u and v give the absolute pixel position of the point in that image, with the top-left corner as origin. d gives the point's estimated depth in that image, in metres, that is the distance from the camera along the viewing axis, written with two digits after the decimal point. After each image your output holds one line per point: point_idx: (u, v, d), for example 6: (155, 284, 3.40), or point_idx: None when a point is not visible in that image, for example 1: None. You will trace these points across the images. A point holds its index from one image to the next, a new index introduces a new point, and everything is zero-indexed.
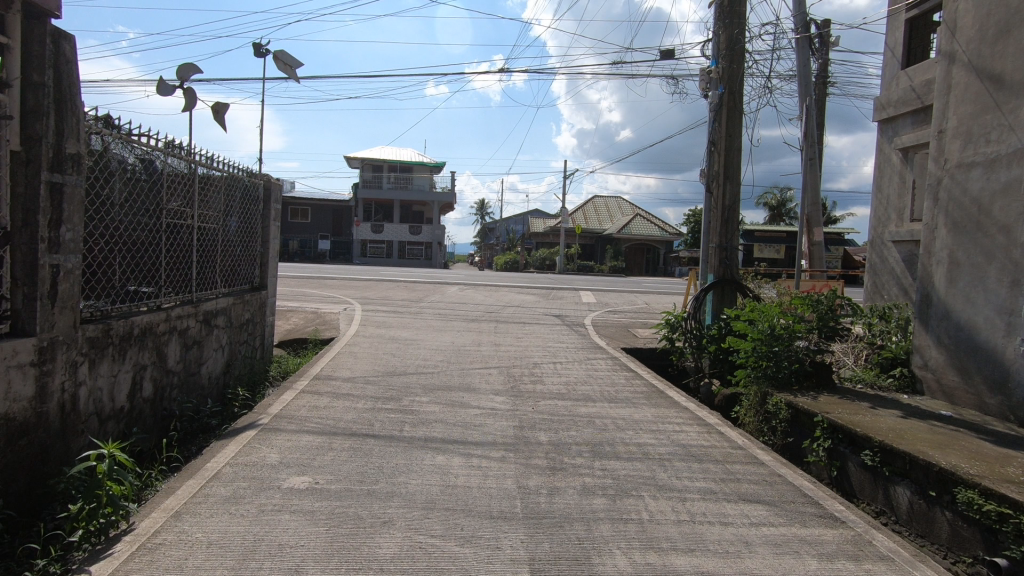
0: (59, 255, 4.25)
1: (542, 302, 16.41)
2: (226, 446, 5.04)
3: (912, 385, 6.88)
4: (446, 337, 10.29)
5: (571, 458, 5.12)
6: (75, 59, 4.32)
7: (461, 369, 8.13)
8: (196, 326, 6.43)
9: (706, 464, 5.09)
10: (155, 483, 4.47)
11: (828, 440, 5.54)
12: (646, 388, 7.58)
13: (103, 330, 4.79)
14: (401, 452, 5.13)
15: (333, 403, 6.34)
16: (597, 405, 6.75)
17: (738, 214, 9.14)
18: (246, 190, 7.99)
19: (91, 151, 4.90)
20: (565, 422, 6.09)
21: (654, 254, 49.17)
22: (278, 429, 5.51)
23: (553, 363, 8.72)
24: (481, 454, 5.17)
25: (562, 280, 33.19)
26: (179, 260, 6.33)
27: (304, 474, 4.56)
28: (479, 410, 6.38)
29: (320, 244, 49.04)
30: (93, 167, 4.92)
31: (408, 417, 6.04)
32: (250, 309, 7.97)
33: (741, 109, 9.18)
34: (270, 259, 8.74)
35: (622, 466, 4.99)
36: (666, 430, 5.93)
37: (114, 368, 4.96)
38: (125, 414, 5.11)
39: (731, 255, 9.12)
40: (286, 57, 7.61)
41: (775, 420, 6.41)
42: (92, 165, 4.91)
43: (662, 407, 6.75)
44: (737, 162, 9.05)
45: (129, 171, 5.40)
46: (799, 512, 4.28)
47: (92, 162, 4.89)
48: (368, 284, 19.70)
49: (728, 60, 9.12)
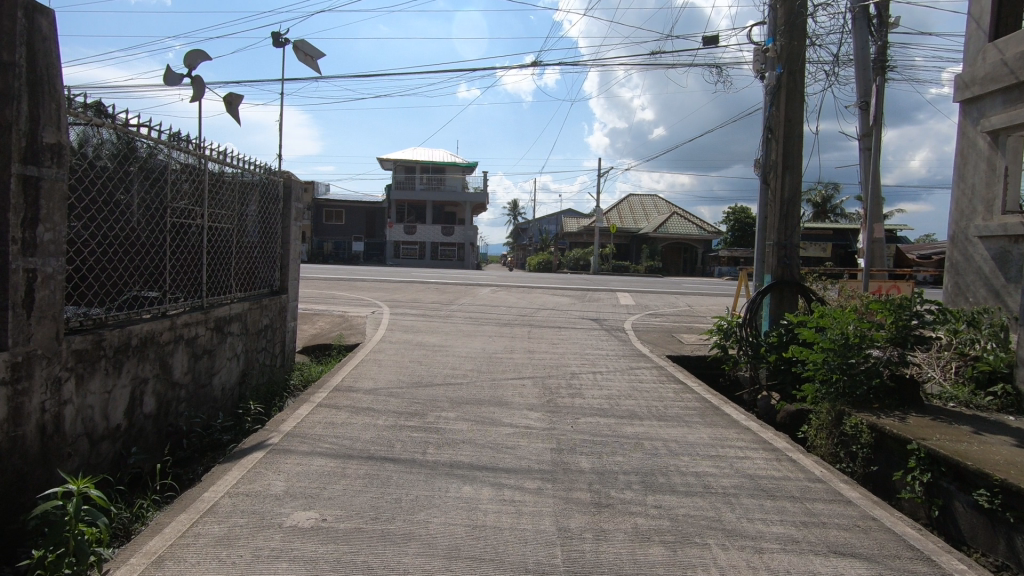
0: (36, 258, 3.76)
1: (578, 304, 15.61)
2: (228, 471, 4.50)
3: (1017, 405, 5.89)
4: (476, 343, 9.65)
5: (620, 492, 4.39)
6: (54, 36, 3.79)
7: (493, 379, 7.46)
8: (206, 334, 5.94)
9: (780, 502, 4.28)
10: (147, 515, 3.98)
11: (927, 473, 4.66)
12: (699, 403, 6.75)
13: (94, 342, 4.29)
14: (424, 481, 4.48)
15: (352, 419, 5.77)
16: (645, 424, 5.97)
17: (799, 208, 8.21)
18: (263, 187, 7.51)
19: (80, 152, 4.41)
20: (610, 445, 5.34)
21: (692, 254, 47.74)
22: (288, 450, 4.94)
23: (592, 373, 7.97)
24: (514, 484, 4.49)
25: (600, 279, 32.31)
26: (187, 262, 5.85)
27: (311, 509, 3.96)
28: (513, 429, 5.71)
29: (354, 245, 49.35)
30: (114, 168, 4.73)
31: (432, 436, 5.41)
32: (269, 314, 7.49)
33: (802, 91, 8.24)
34: (291, 260, 8.24)
35: (680, 503, 4.22)
36: (728, 457, 5.12)
37: (108, 383, 4.46)
38: (122, 433, 4.64)
39: (791, 253, 8.17)
40: (303, 46, 8.07)
41: (854, 445, 5.50)
42: (75, 164, 4.37)
43: (719, 427, 5.93)
44: (798, 150, 8.18)
45: (133, 167, 4.94)
46: (908, 572, 3.45)
47: (78, 161, 4.39)
48: (399, 286, 19.28)
49: (788, 36, 8.21)
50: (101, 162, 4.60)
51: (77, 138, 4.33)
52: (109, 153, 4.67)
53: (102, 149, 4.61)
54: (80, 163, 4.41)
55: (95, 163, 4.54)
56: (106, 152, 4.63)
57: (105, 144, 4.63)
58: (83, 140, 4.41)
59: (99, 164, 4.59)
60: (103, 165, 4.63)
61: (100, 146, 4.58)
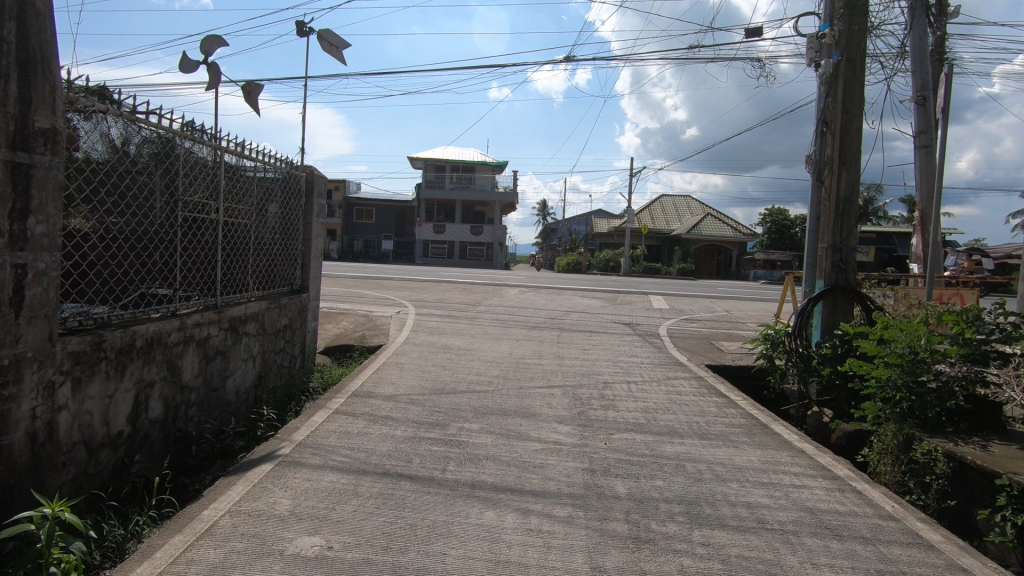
0: (27, 253, 3.47)
1: (609, 306, 15.38)
2: (232, 486, 4.15)
3: None
4: (502, 348, 9.21)
5: (661, 524, 3.88)
6: (47, 12, 3.50)
7: (519, 388, 7.00)
8: (219, 335, 5.63)
9: (849, 544, 3.71)
10: (142, 533, 3.64)
11: (1021, 514, 4.01)
12: (745, 420, 6.16)
13: (93, 343, 3.99)
14: (441, 504, 4.05)
15: (369, 428, 5.40)
16: (686, 442, 5.44)
17: (857, 208, 7.52)
18: (285, 181, 7.22)
19: (98, 147, 4.22)
20: (648, 467, 4.84)
21: (726, 256, 46.46)
22: (298, 463, 4.59)
23: (626, 383, 7.45)
24: (542, 511, 4.02)
25: (633, 281, 31.53)
26: (199, 258, 5.56)
27: (316, 534, 3.57)
28: (541, 444, 5.24)
29: (383, 244, 49.59)
30: (153, 165, 4.79)
31: (453, 451, 4.99)
32: (288, 314, 7.19)
33: (863, 79, 7.53)
34: (312, 258, 7.93)
35: (732, 541, 3.70)
36: (783, 485, 4.55)
37: (109, 387, 4.17)
38: (124, 440, 4.34)
39: (847, 256, 7.49)
40: (328, 35, 7.76)
41: (928, 476, 4.87)
42: (103, 158, 4.28)
43: (770, 449, 5.35)
44: (856, 144, 7.48)
45: (152, 161, 4.76)
46: None
47: (110, 156, 4.32)
48: (427, 285, 19.01)
49: (847, 20, 7.54)
50: (143, 160, 4.67)
51: (121, 136, 4.39)
52: (151, 151, 4.74)
53: (145, 147, 4.68)
54: (121, 158, 4.43)
55: (130, 158, 4.50)
56: (147, 149, 4.69)
57: (149, 141, 4.71)
58: (126, 138, 4.45)
59: (136, 161, 4.57)
60: (134, 159, 4.56)
61: (143, 143, 4.64)
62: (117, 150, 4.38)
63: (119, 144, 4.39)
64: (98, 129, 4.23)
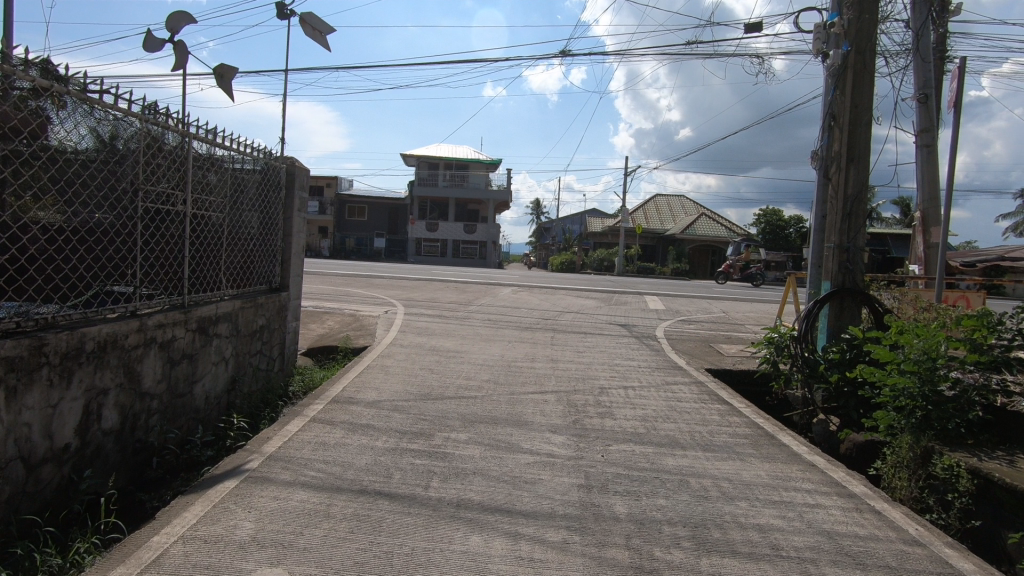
0: None
1: (604, 306, 15.02)
2: (189, 507, 3.72)
3: None
4: (493, 350, 8.80)
5: (666, 551, 3.51)
6: None
7: (511, 393, 6.60)
8: (186, 337, 5.20)
9: None
10: (80, 564, 3.22)
11: None
12: (750, 430, 5.79)
13: (31, 347, 3.57)
14: (422, 526, 3.65)
15: (347, 439, 4.98)
16: (688, 454, 5.07)
17: (865, 206, 7.17)
18: (263, 173, 6.78)
19: (35, 138, 3.79)
20: (649, 483, 4.46)
21: (720, 256, 46.30)
22: (266, 479, 4.17)
23: (624, 388, 7.06)
24: (534, 535, 3.63)
25: (626, 280, 31.17)
26: (163, 254, 5.13)
27: (278, 564, 3.17)
28: (532, 457, 4.86)
29: (376, 242, 49.06)
30: (108, 152, 4.33)
31: (438, 464, 4.59)
32: (265, 314, 6.75)
33: (872, 71, 7.21)
34: (293, 254, 7.51)
35: (745, 571, 3.32)
36: (796, 505, 4.18)
37: (52, 396, 3.74)
38: (71, 454, 3.92)
39: (854, 257, 7.15)
40: (310, 19, 7.32)
41: (950, 492, 4.53)
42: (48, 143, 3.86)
43: (779, 462, 4.98)
44: (864, 140, 7.15)
45: (112, 149, 4.35)
46: None
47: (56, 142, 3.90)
48: (418, 284, 18.59)
49: (857, 9, 7.20)
50: (119, 151, 4.43)
51: (73, 120, 3.99)
52: (121, 140, 4.44)
53: (123, 139, 4.45)
54: (68, 142, 3.99)
55: (79, 146, 4.05)
56: (104, 134, 4.26)
57: (125, 133, 4.48)
58: (83, 123, 4.07)
59: (86, 147, 4.12)
60: (83, 150, 4.10)
61: (100, 128, 4.22)
62: (64, 133, 3.94)
63: (69, 126, 3.96)
64: (41, 111, 3.79)
